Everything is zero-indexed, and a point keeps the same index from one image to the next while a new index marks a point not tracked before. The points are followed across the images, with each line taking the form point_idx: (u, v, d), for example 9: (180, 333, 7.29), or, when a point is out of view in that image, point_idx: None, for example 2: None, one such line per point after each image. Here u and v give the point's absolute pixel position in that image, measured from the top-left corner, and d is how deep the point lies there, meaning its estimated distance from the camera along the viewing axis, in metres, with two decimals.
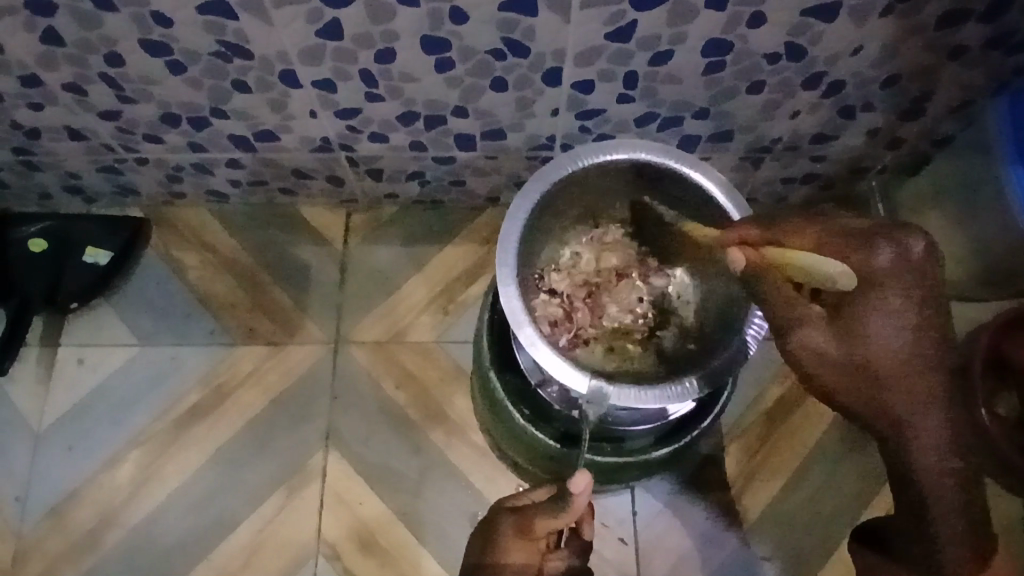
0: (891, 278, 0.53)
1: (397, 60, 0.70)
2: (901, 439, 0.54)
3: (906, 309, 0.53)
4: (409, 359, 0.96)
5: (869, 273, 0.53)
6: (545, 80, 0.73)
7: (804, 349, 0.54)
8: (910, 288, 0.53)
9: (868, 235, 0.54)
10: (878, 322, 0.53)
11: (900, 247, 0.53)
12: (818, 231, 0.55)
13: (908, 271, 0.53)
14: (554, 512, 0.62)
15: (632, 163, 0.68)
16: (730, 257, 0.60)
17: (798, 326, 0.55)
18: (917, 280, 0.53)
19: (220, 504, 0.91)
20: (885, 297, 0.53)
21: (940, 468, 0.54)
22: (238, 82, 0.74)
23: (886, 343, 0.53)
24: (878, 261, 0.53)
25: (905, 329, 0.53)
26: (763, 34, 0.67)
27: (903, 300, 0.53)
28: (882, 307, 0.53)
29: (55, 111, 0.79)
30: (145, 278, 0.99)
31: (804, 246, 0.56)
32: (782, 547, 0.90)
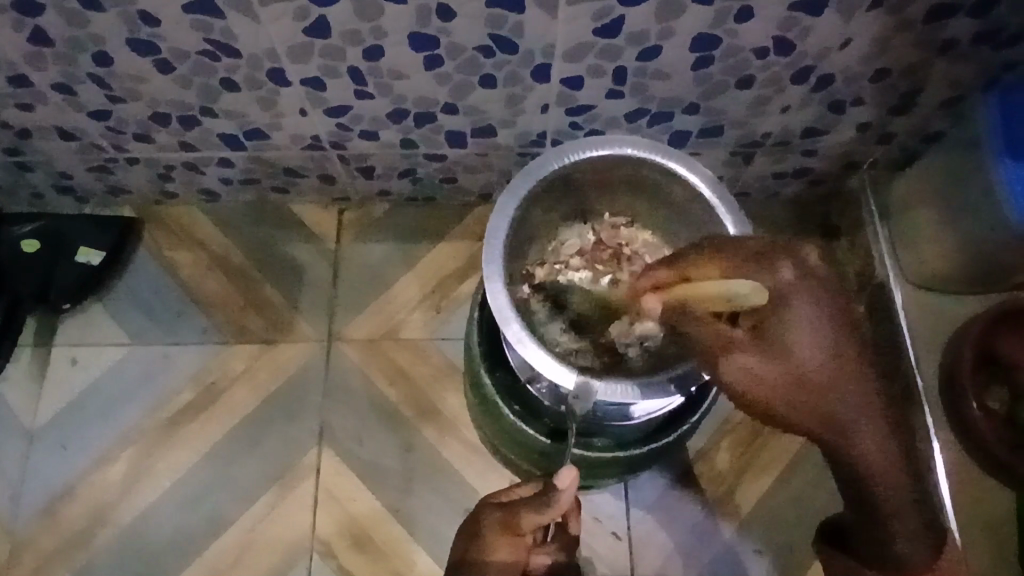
0: (800, 291, 0.49)
1: (386, 57, 0.70)
2: (843, 439, 0.49)
3: (822, 317, 0.48)
4: (401, 356, 0.96)
5: (778, 289, 0.49)
6: (534, 76, 0.73)
7: (741, 371, 0.49)
8: (819, 296, 0.49)
9: (769, 253, 0.51)
10: (802, 337, 0.48)
11: (795, 258, 0.50)
12: (720, 258, 0.53)
13: (811, 279, 0.49)
14: (538, 507, 0.62)
15: (614, 159, 0.68)
16: (649, 305, 0.59)
17: (727, 351, 0.50)
18: (829, 287, 0.49)
19: (214, 502, 0.91)
20: (797, 307, 0.49)
21: (892, 472, 0.50)
22: (227, 80, 0.74)
23: (812, 359, 0.48)
24: (783, 276, 0.50)
25: (825, 340, 0.48)
26: (752, 28, 0.67)
27: (812, 308, 0.48)
28: (800, 317, 0.48)
29: (45, 111, 0.79)
30: (137, 277, 0.99)
31: (713, 274, 0.53)
32: (774, 541, 0.90)
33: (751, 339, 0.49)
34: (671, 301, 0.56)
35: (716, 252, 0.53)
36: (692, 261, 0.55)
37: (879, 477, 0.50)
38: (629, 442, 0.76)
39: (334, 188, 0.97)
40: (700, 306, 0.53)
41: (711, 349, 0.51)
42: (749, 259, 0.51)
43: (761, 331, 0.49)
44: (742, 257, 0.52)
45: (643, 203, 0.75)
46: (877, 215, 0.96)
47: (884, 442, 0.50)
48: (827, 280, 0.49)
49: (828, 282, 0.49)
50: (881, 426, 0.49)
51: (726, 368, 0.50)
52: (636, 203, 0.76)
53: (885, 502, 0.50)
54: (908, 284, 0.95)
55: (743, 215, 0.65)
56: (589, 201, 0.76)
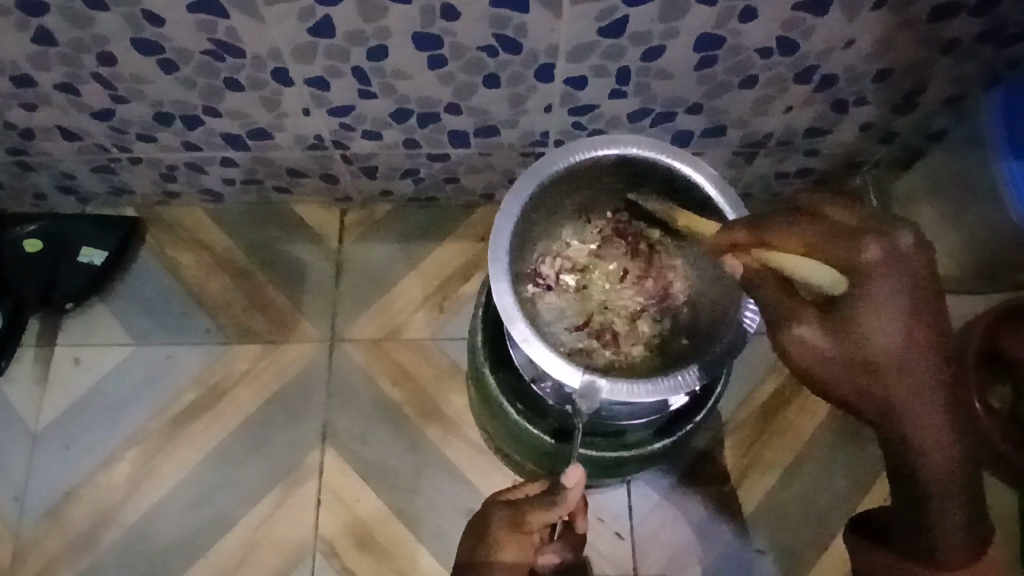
0: (880, 274, 0.47)
1: (389, 57, 0.70)
2: (902, 424, 0.48)
3: (903, 304, 0.47)
4: (405, 357, 0.96)
5: (860, 269, 0.48)
6: (538, 76, 0.73)
7: (800, 348, 0.50)
8: (909, 279, 0.47)
9: (859, 230, 0.48)
10: (878, 322, 0.47)
11: (887, 241, 0.48)
12: (800, 231, 0.51)
13: (898, 264, 0.47)
14: (546, 504, 0.63)
15: (617, 159, 0.68)
16: (728, 265, 0.57)
17: (794, 321, 0.50)
18: (914, 273, 0.47)
19: (218, 503, 0.91)
20: (874, 289, 0.47)
21: (945, 460, 0.49)
22: (231, 80, 0.74)
23: (886, 346, 0.47)
24: (865, 256, 0.48)
25: (903, 325, 0.47)
26: (755, 28, 0.67)
27: (895, 292, 0.47)
28: (876, 302, 0.47)
29: (49, 111, 0.79)
30: (140, 277, 0.99)
31: (793, 248, 0.51)
32: (778, 541, 0.90)
33: (821, 317, 0.49)
34: (754, 265, 0.54)
35: (801, 216, 0.51)
36: (775, 229, 0.53)
37: (937, 464, 0.49)
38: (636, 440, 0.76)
39: (337, 188, 0.97)
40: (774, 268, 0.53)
41: (773, 321, 0.52)
42: (841, 233, 0.49)
43: (836, 307, 0.49)
44: (836, 229, 0.49)
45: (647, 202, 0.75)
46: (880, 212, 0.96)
47: (942, 427, 0.48)
48: (915, 266, 0.47)
49: (915, 267, 0.47)
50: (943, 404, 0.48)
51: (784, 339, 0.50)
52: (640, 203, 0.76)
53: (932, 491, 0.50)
54: None
55: (747, 212, 0.66)
56: (592, 201, 0.77)
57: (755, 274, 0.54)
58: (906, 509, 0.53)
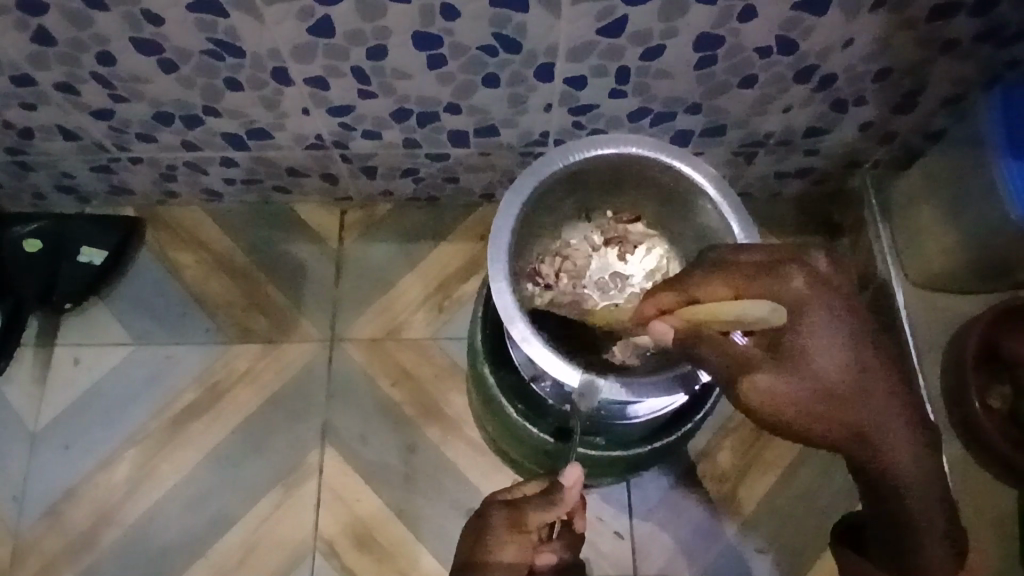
0: (815, 302, 0.46)
1: (389, 57, 0.70)
2: (871, 455, 0.46)
3: (840, 328, 0.45)
4: (405, 357, 0.96)
5: (791, 300, 0.47)
6: (537, 76, 0.73)
7: (755, 390, 0.46)
8: (837, 303, 0.46)
9: (778, 263, 0.48)
10: (822, 347, 0.45)
11: (806, 265, 0.47)
12: (727, 274, 0.50)
13: (826, 289, 0.46)
14: (546, 504, 0.64)
15: (617, 159, 0.68)
16: (656, 330, 0.54)
17: (749, 369, 0.47)
18: (843, 293, 0.46)
19: (217, 502, 0.91)
20: (820, 311, 0.46)
21: (922, 478, 0.47)
22: (231, 80, 0.74)
23: (833, 367, 0.45)
24: (794, 286, 0.46)
25: (843, 348, 0.45)
26: (755, 27, 0.67)
27: (836, 317, 0.45)
28: (823, 329, 0.45)
29: (48, 111, 0.79)
30: (140, 277, 0.99)
31: (724, 295, 0.50)
32: (777, 540, 0.90)
33: (771, 357, 0.46)
34: (687, 325, 0.52)
35: (721, 265, 0.51)
36: (696, 281, 0.51)
37: (912, 480, 0.47)
38: (634, 441, 0.76)
39: (337, 188, 0.97)
40: (712, 326, 0.50)
41: (727, 369, 0.48)
42: (764, 272, 0.48)
43: (780, 343, 0.46)
44: (754, 268, 0.49)
45: (648, 201, 0.75)
46: (879, 213, 0.97)
47: (916, 445, 0.46)
48: (841, 287, 0.46)
49: (842, 280, 0.47)
50: (904, 422, 0.46)
51: (746, 388, 0.47)
52: (641, 202, 0.76)
53: (912, 509, 0.48)
54: (908, 281, 0.95)
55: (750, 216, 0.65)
56: (594, 201, 0.77)
57: (689, 336, 0.52)
58: (891, 533, 0.50)
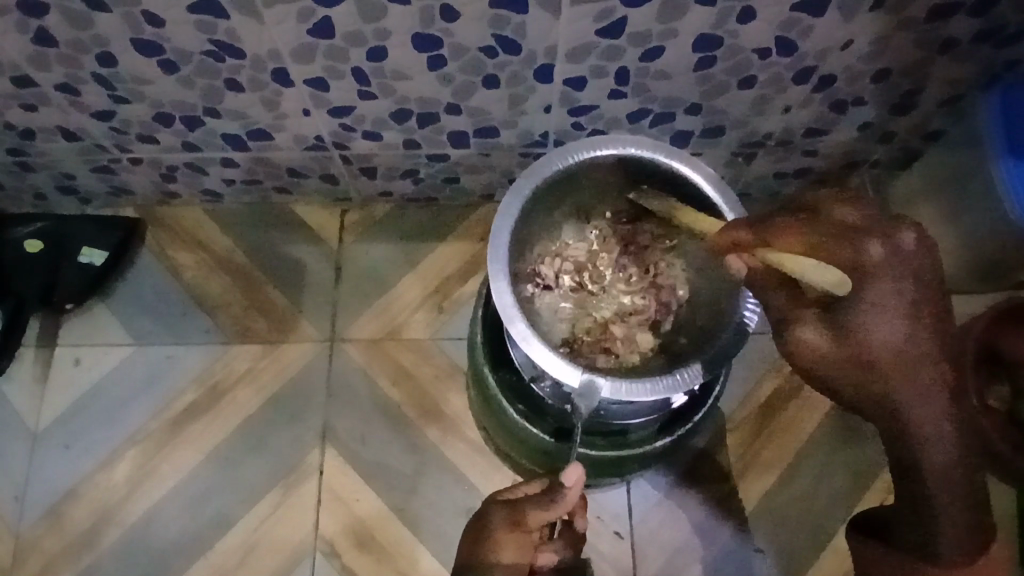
0: (882, 270, 0.48)
1: (389, 58, 0.70)
2: (896, 419, 0.50)
3: (897, 302, 0.48)
4: (405, 357, 0.96)
5: (861, 266, 0.48)
6: (537, 77, 0.73)
7: (800, 345, 0.52)
8: (897, 279, 0.48)
9: (847, 230, 0.50)
10: (875, 320, 0.48)
11: (887, 236, 0.48)
12: (804, 231, 0.51)
13: (901, 263, 0.48)
14: (547, 504, 0.64)
15: (616, 159, 0.68)
16: (731, 262, 0.62)
17: (797, 321, 0.52)
18: (914, 271, 0.48)
19: (218, 502, 0.91)
20: (867, 297, 0.48)
21: (940, 468, 0.50)
22: (231, 81, 0.74)
23: (886, 339, 0.48)
24: (866, 250, 0.48)
25: (897, 325, 0.48)
26: (753, 29, 0.67)
27: (897, 292, 0.48)
28: (882, 301, 0.48)
29: (48, 111, 0.79)
30: (140, 277, 0.99)
31: (794, 246, 0.52)
32: (777, 540, 0.90)
33: (816, 314, 0.52)
34: (762, 266, 0.58)
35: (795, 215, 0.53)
36: (779, 230, 0.54)
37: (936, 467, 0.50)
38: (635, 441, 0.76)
39: (336, 188, 0.97)
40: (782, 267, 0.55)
41: (779, 319, 0.55)
42: (833, 235, 0.50)
43: (840, 309, 0.50)
44: (836, 227, 0.50)
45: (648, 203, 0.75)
46: None
47: (951, 422, 0.49)
48: (912, 265, 0.48)
49: (917, 262, 0.48)
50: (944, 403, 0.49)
51: (790, 335, 0.53)
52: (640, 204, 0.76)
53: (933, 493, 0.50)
54: None
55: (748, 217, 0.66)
56: (593, 202, 0.77)
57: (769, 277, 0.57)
58: (910, 514, 0.53)
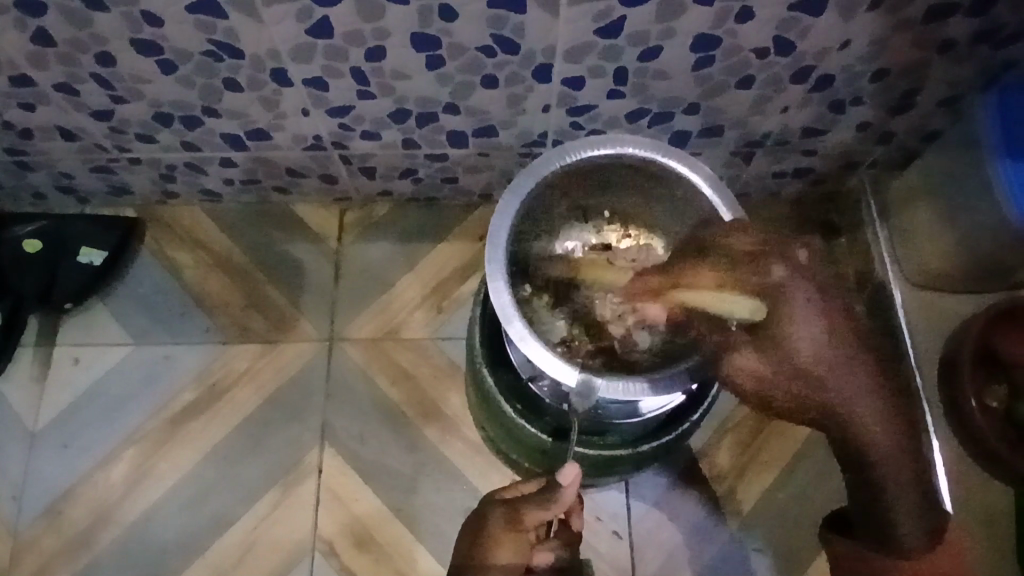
0: (788, 289, 0.68)
1: (387, 57, 0.70)
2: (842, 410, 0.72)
3: (813, 314, 0.69)
4: (404, 357, 0.96)
5: (771, 284, 0.67)
6: (535, 77, 0.73)
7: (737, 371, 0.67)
8: (802, 293, 0.68)
9: (760, 258, 0.68)
10: (805, 331, 0.68)
11: (783, 259, 0.69)
12: (716, 268, 0.67)
13: (799, 275, 0.69)
14: (544, 502, 0.63)
15: (615, 159, 0.69)
16: (651, 311, 0.71)
17: (732, 350, 0.66)
18: (804, 287, 0.69)
19: (216, 502, 0.91)
20: (792, 303, 0.68)
21: (885, 449, 0.76)
22: (230, 81, 0.74)
23: (810, 345, 0.68)
24: (772, 279, 0.68)
25: (814, 332, 0.68)
26: (751, 28, 0.67)
27: (806, 302, 0.68)
28: (794, 312, 0.67)
29: (47, 110, 0.79)
30: (140, 276, 0.99)
31: (710, 284, 0.66)
32: (775, 540, 0.90)
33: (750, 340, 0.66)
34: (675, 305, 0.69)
35: (704, 262, 0.68)
36: (688, 274, 0.68)
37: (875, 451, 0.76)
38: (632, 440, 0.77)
39: (336, 188, 0.97)
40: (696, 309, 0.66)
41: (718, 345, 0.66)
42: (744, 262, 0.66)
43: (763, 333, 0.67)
44: (733, 268, 0.66)
45: (647, 203, 0.75)
46: (878, 215, 0.98)
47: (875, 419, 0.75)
48: (803, 283, 0.69)
49: (805, 273, 0.70)
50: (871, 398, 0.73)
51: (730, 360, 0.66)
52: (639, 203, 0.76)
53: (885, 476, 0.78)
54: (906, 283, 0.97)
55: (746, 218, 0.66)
56: (592, 201, 0.77)
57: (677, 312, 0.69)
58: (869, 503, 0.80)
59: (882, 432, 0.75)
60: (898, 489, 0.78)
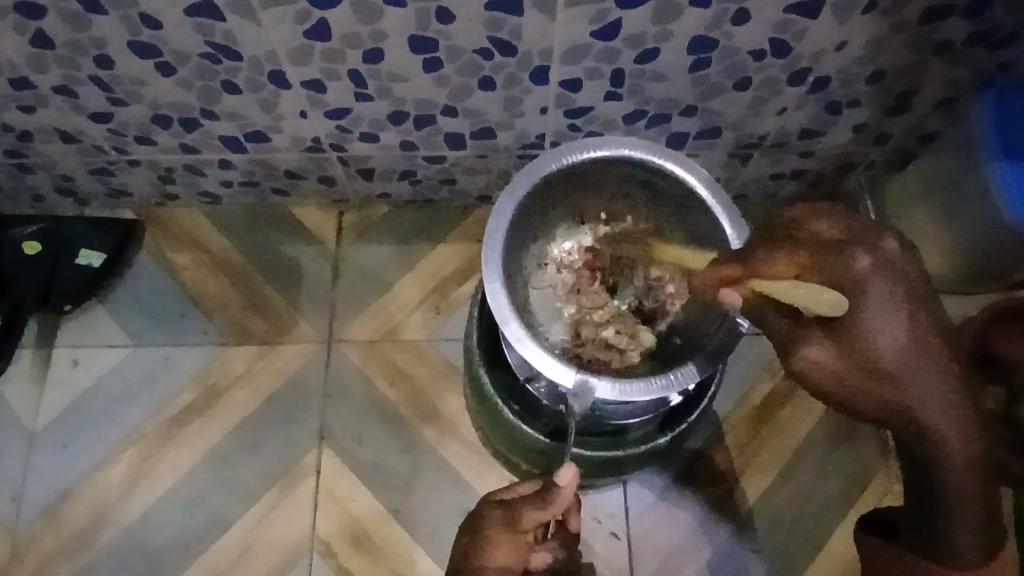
0: (874, 281, 0.46)
1: (385, 60, 0.70)
2: (932, 439, 0.48)
3: (903, 311, 0.46)
4: (402, 358, 0.96)
5: (850, 280, 0.47)
6: (533, 79, 0.73)
7: (811, 367, 0.48)
8: (898, 285, 0.46)
9: (843, 244, 0.48)
10: (888, 331, 0.46)
11: (869, 249, 0.47)
12: (796, 253, 0.51)
13: (891, 271, 0.47)
14: (540, 503, 0.64)
15: (610, 160, 0.69)
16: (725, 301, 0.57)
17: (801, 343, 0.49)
18: (906, 275, 0.47)
19: (214, 502, 0.91)
20: (877, 299, 0.46)
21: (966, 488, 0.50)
22: (228, 83, 0.74)
23: (897, 354, 0.46)
24: (856, 267, 0.47)
25: (907, 335, 0.46)
26: (747, 31, 0.68)
27: (893, 299, 0.46)
28: (879, 309, 0.46)
29: (47, 112, 0.80)
30: (139, 277, 0.99)
31: (786, 272, 0.51)
32: (771, 542, 0.91)
33: (824, 337, 0.48)
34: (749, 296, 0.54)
35: (783, 247, 0.52)
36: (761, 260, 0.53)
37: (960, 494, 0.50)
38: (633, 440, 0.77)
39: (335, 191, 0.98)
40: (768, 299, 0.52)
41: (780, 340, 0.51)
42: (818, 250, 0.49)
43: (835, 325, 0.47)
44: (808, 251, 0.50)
45: (641, 204, 0.76)
46: (874, 214, 0.96)
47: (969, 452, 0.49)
48: (906, 272, 0.47)
49: (910, 272, 0.47)
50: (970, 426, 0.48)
51: (796, 361, 0.49)
52: (634, 205, 0.77)
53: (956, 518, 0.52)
54: None
55: (740, 219, 0.66)
56: (588, 202, 0.77)
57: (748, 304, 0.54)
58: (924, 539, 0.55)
59: (965, 472, 0.49)
60: (971, 499, 0.50)
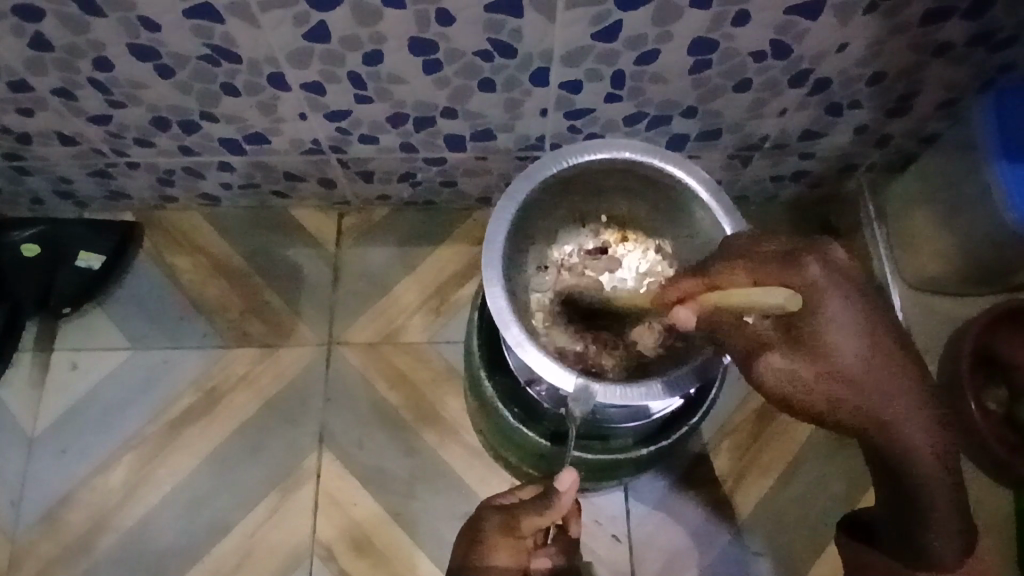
0: (832, 285, 0.51)
1: (536, 41, 0.76)
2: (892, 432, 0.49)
3: (857, 311, 0.50)
4: (402, 360, 1.07)
5: (810, 286, 0.52)
6: (677, 41, 0.76)
7: (771, 371, 0.52)
8: (855, 292, 0.51)
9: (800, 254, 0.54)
10: (841, 333, 0.50)
11: (823, 256, 0.53)
12: (782, 268, 0.54)
13: (844, 280, 0.51)
14: (541, 509, 0.69)
15: (663, 176, 0.76)
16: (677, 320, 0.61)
17: (765, 350, 0.53)
18: (855, 280, 0.52)
19: (213, 508, 1.01)
20: (832, 302, 0.50)
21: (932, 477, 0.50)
22: (371, 29, 0.73)
23: (851, 350, 0.49)
24: (809, 273, 0.52)
25: (860, 334, 0.50)
26: (819, 31, 0.77)
27: (845, 301, 0.50)
28: (833, 310, 0.50)
29: (161, 57, 0.78)
30: (138, 280, 1.11)
31: (745, 282, 0.57)
32: (776, 545, 1.01)
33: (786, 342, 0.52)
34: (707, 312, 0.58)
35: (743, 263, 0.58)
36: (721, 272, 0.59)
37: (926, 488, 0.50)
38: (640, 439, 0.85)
39: (369, 188, 1.08)
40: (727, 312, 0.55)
41: (745, 351, 0.55)
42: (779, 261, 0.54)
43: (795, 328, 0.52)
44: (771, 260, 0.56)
45: (635, 206, 0.84)
46: (875, 216, 1.10)
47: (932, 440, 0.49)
48: (853, 275, 0.52)
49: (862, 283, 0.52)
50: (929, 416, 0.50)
51: (762, 367, 0.53)
52: (627, 206, 0.85)
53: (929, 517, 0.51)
54: (904, 281, 1.09)
55: (740, 219, 0.74)
56: (615, 202, 0.85)
57: (710, 321, 0.58)
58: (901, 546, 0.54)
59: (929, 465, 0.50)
60: (940, 495, 0.50)
